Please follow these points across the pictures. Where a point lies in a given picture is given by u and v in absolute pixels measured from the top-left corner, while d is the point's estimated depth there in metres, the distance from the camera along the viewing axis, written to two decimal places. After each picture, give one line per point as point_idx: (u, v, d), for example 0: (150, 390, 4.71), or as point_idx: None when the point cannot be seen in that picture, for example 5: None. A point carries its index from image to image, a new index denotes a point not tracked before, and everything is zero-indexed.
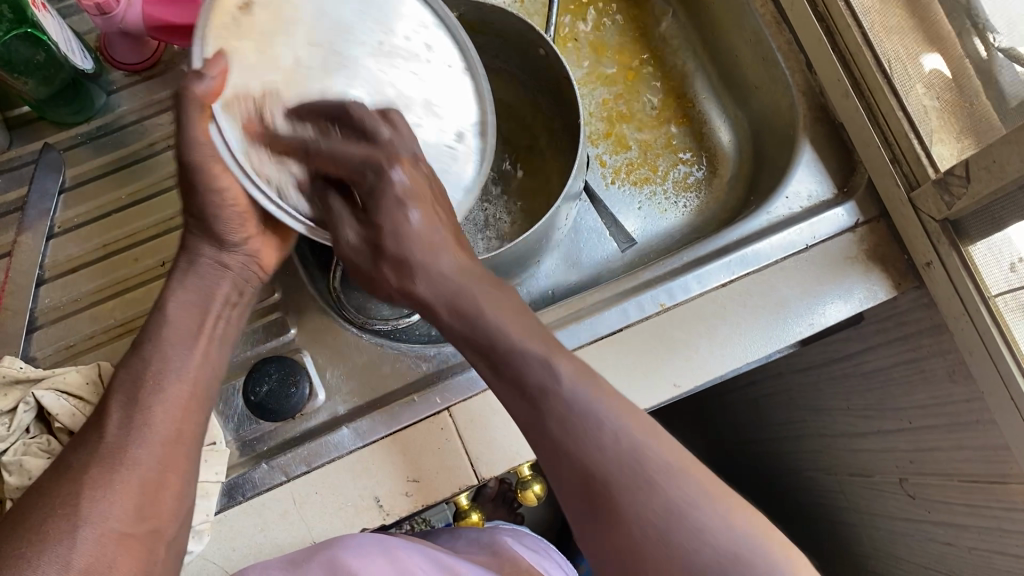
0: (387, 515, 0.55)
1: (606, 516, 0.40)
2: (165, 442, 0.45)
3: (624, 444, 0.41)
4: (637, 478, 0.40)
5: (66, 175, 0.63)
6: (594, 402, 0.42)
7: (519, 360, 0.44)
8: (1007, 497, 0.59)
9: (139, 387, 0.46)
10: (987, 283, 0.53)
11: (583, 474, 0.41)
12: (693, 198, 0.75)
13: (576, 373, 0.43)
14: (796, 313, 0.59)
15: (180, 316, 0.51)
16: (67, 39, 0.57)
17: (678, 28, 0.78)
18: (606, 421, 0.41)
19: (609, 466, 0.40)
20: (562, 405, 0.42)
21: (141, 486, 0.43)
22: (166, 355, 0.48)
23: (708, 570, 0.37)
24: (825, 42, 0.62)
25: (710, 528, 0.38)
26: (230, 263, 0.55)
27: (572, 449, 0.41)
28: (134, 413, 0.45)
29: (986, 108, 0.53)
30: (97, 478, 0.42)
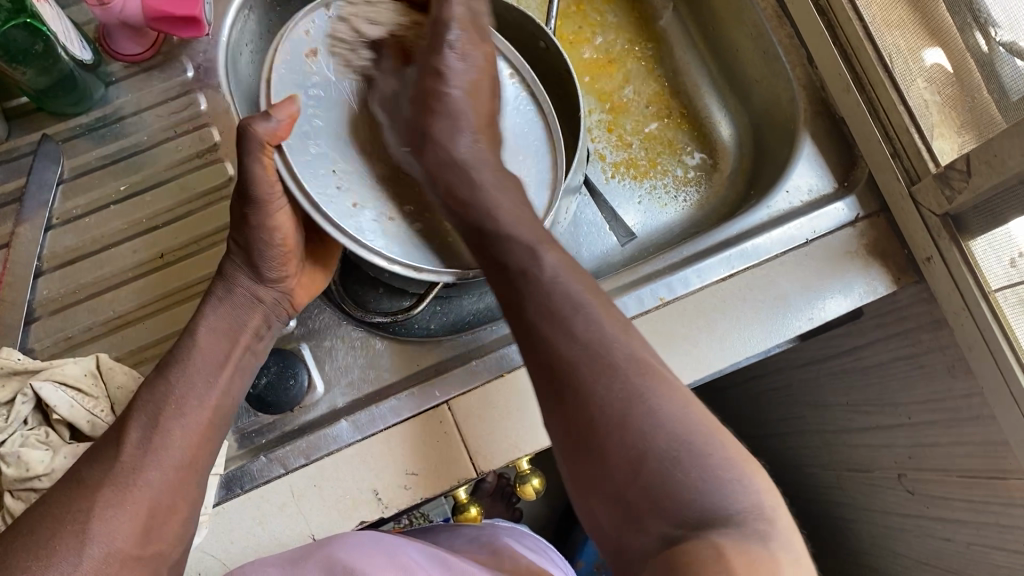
0: (386, 508, 0.55)
1: (600, 462, 0.36)
2: (179, 468, 0.46)
3: (624, 386, 0.37)
4: (636, 427, 0.35)
5: (64, 167, 0.63)
6: (586, 308, 0.39)
7: (540, 298, 0.40)
8: (1005, 492, 0.59)
9: (162, 409, 0.47)
10: (987, 278, 0.53)
11: (587, 419, 0.36)
12: (693, 192, 0.75)
13: (572, 285, 0.41)
14: (796, 307, 0.59)
15: (207, 345, 0.50)
16: (65, 31, 0.56)
17: (679, 21, 0.78)
18: (589, 327, 0.38)
19: (608, 408, 0.36)
20: (552, 318, 0.39)
21: (150, 510, 0.44)
22: (190, 377, 0.48)
23: (672, 473, 0.34)
24: (827, 35, 0.62)
25: (708, 483, 0.34)
26: (264, 298, 0.54)
27: (574, 386, 0.37)
28: (153, 437, 0.45)
29: (986, 102, 0.53)
30: (107, 500, 0.43)
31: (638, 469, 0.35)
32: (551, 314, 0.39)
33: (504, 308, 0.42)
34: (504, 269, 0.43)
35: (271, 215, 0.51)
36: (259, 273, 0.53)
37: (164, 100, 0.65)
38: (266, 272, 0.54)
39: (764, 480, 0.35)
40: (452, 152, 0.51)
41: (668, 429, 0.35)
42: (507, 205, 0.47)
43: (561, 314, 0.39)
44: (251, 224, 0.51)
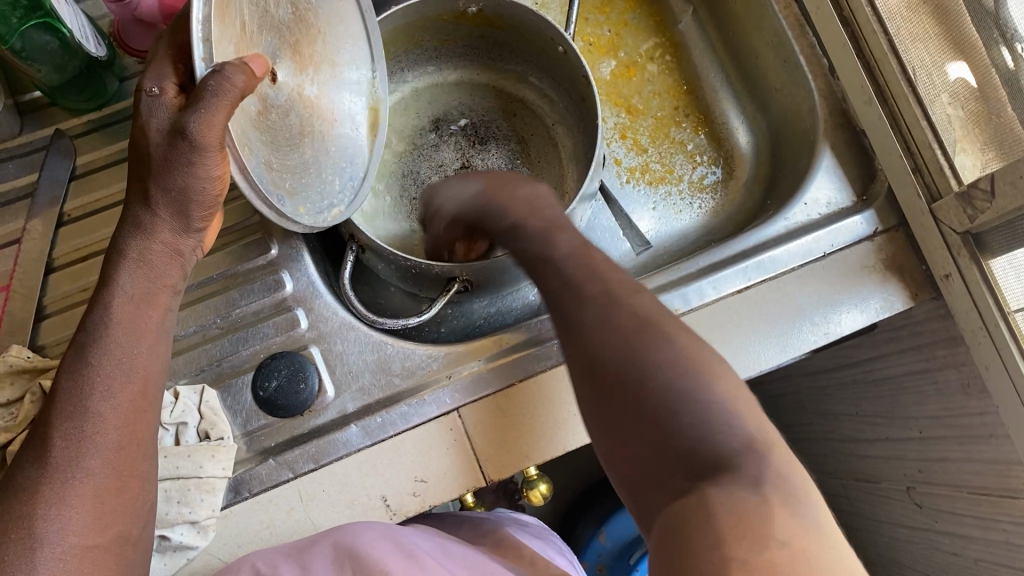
0: (394, 515, 0.55)
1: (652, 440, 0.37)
2: (120, 448, 0.42)
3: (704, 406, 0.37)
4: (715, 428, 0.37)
5: (77, 162, 0.63)
6: (678, 371, 0.35)
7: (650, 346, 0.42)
8: (1016, 512, 0.58)
9: (85, 391, 0.42)
10: (1007, 297, 0.52)
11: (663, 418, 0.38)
12: (708, 199, 0.74)
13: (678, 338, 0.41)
14: (812, 322, 0.58)
15: (123, 312, 0.44)
16: (81, 27, 0.56)
17: (699, 27, 0.77)
18: (702, 402, 0.34)
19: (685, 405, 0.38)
20: (662, 387, 0.34)
21: (98, 498, 0.41)
22: (121, 354, 0.44)
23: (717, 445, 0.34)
24: (850, 47, 0.61)
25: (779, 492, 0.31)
26: (185, 250, 0.48)
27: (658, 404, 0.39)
28: (80, 422, 0.41)
29: (1012, 120, 0.52)
30: (48, 497, 0.39)
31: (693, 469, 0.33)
32: (652, 384, 0.35)
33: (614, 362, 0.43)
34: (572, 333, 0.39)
35: (210, 167, 0.43)
36: (181, 223, 0.47)
37: None
38: (190, 221, 0.47)
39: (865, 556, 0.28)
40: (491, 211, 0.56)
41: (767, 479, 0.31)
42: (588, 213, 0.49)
43: (660, 385, 0.34)
44: (183, 167, 0.43)
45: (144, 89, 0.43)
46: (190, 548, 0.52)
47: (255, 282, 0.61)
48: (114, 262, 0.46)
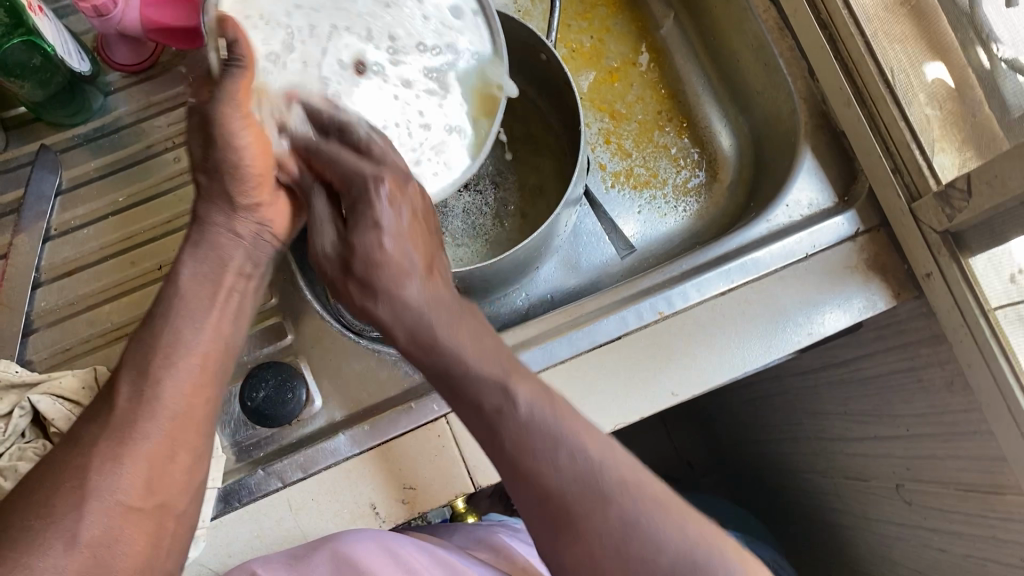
0: (384, 522, 0.55)
1: None
2: (175, 419, 0.43)
3: (613, 518, 0.39)
4: (598, 502, 0.39)
5: (63, 176, 0.63)
6: (681, 555, 0.38)
7: (512, 441, 0.42)
8: (1002, 507, 0.59)
9: (151, 358, 0.44)
10: (987, 295, 0.53)
11: (576, 529, 0.39)
12: (693, 202, 0.75)
13: (546, 416, 0.42)
14: (794, 322, 0.59)
15: (190, 290, 0.47)
16: (64, 43, 0.56)
17: (680, 30, 0.78)
18: (641, 543, 0.38)
19: (570, 485, 0.40)
20: (660, 566, 0.38)
21: (148, 463, 0.41)
22: (184, 330, 0.45)
23: None
24: (828, 49, 0.62)
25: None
26: (241, 232, 0.52)
27: (571, 527, 0.40)
28: (145, 388, 0.42)
29: (988, 119, 0.53)
30: (103, 454, 0.40)
31: None
32: (653, 566, 0.38)
33: (483, 440, 0.44)
34: (539, 500, 0.41)
35: (235, 131, 0.48)
36: (231, 203, 0.51)
37: (164, 111, 0.64)
38: (236, 202, 0.51)
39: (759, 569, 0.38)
40: (405, 303, 0.46)
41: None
42: (468, 341, 0.45)
43: (660, 567, 0.38)
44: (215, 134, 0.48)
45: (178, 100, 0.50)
46: None
47: None
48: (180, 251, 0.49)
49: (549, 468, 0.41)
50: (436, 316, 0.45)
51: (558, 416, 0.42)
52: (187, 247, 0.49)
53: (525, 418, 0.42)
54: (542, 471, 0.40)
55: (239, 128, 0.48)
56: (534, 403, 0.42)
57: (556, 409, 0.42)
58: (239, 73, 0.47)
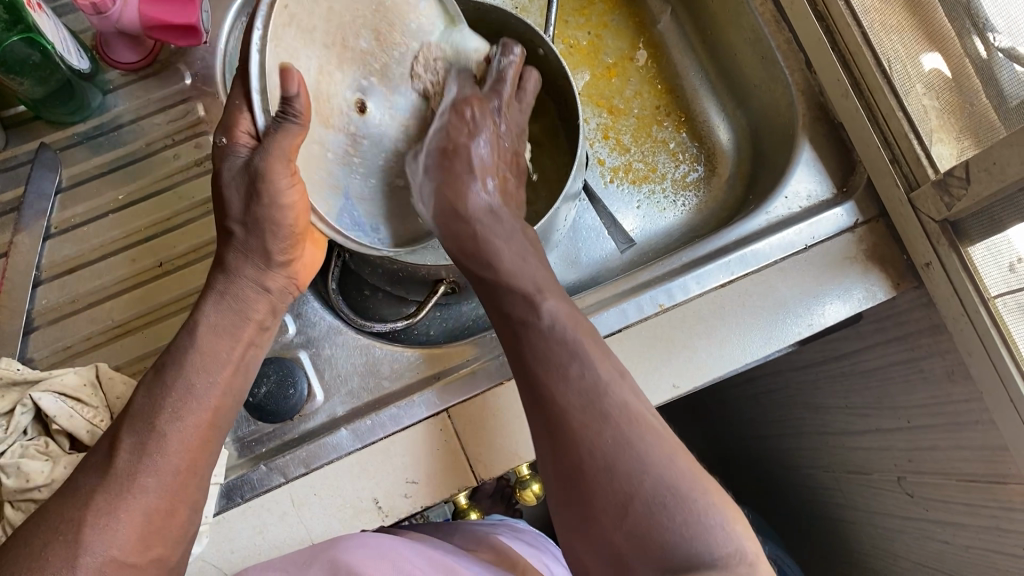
0: (386, 517, 0.55)
1: (585, 485, 0.42)
2: (176, 472, 0.45)
3: (610, 430, 0.43)
4: (596, 413, 0.43)
5: (63, 174, 0.63)
6: (665, 476, 0.41)
7: (537, 348, 0.47)
8: (1004, 497, 0.59)
9: (156, 411, 0.45)
10: (986, 283, 0.53)
11: (569, 427, 0.43)
12: (692, 196, 0.75)
13: (569, 332, 0.47)
14: (794, 314, 0.59)
15: (210, 342, 0.49)
16: (63, 40, 0.56)
17: (676, 26, 0.78)
18: (622, 445, 0.42)
19: (574, 396, 0.44)
20: (646, 491, 0.40)
21: (147, 515, 0.43)
22: (193, 382, 0.47)
23: (657, 513, 0.40)
24: (825, 41, 0.62)
25: (693, 502, 0.40)
26: (271, 286, 0.53)
27: (568, 432, 0.43)
28: (147, 442, 0.44)
29: (986, 107, 0.52)
30: (101, 508, 0.41)
31: (626, 513, 0.40)
32: (638, 488, 0.41)
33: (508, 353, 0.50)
34: (544, 407, 0.45)
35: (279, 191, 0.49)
36: (262, 260, 0.52)
37: (163, 108, 0.64)
38: (270, 258, 0.52)
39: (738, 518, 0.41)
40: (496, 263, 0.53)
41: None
42: (512, 252, 0.54)
43: (645, 489, 0.40)
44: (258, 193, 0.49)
45: (216, 141, 0.49)
46: None
47: None
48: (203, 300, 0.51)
49: (557, 379, 0.45)
50: (494, 232, 0.56)
51: (578, 334, 0.47)
52: (214, 296, 0.50)
53: (556, 334, 0.47)
54: (555, 381, 0.45)
55: (284, 185, 0.49)
56: (562, 323, 0.48)
57: (578, 330, 0.47)
58: (295, 129, 0.46)
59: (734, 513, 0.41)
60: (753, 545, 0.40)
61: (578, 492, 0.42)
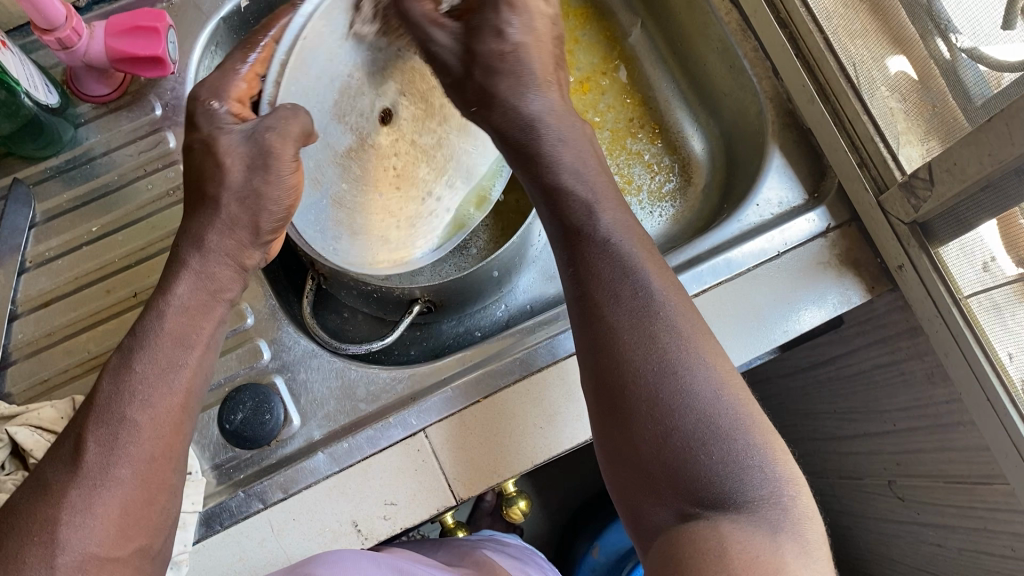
0: (366, 539, 0.55)
1: (625, 413, 0.40)
2: (152, 461, 0.40)
3: (656, 359, 0.39)
4: (642, 332, 0.40)
5: (36, 209, 0.63)
6: (713, 418, 0.38)
7: (588, 264, 0.43)
8: (988, 497, 0.59)
9: (125, 400, 0.40)
10: (959, 284, 0.53)
11: (605, 346, 0.41)
12: (668, 207, 0.75)
13: (623, 249, 0.43)
14: (771, 321, 0.59)
15: (175, 322, 0.42)
16: (29, 76, 0.57)
17: (648, 38, 0.78)
18: (670, 368, 0.39)
19: (623, 317, 0.41)
20: (686, 423, 0.38)
21: (123, 509, 0.38)
22: (163, 362, 0.41)
23: (695, 452, 0.37)
24: (790, 48, 0.62)
25: (737, 441, 0.37)
26: (248, 264, 0.47)
27: (611, 351, 0.41)
28: (118, 432, 0.39)
29: (950, 108, 0.51)
30: (75, 504, 0.37)
31: (664, 444, 0.38)
32: (677, 421, 0.38)
33: (562, 265, 0.45)
34: (586, 322, 0.42)
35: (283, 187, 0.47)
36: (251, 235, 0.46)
37: (135, 139, 0.65)
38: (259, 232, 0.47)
39: (787, 463, 0.38)
40: (607, 253, 0.43)
41: (781, 532, 0.34)
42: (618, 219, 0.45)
43: (687, 421, 0.38)
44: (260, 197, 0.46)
45: (203, 102, 0.47)
46: None
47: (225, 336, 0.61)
48: (172, 274, 0.44)
49: (608, 297, 0.42)
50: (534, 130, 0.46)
51: (636, 253, 0.43)
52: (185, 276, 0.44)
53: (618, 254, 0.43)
54: (602, 300, 0.42)
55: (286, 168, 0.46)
56: (620, 238, 0.44)
57: (639, 248, 0.44)
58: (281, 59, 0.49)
59: (780, 457, 0.38)
60: (791, 490, 0.37)
61: (616, 414, 0.40)
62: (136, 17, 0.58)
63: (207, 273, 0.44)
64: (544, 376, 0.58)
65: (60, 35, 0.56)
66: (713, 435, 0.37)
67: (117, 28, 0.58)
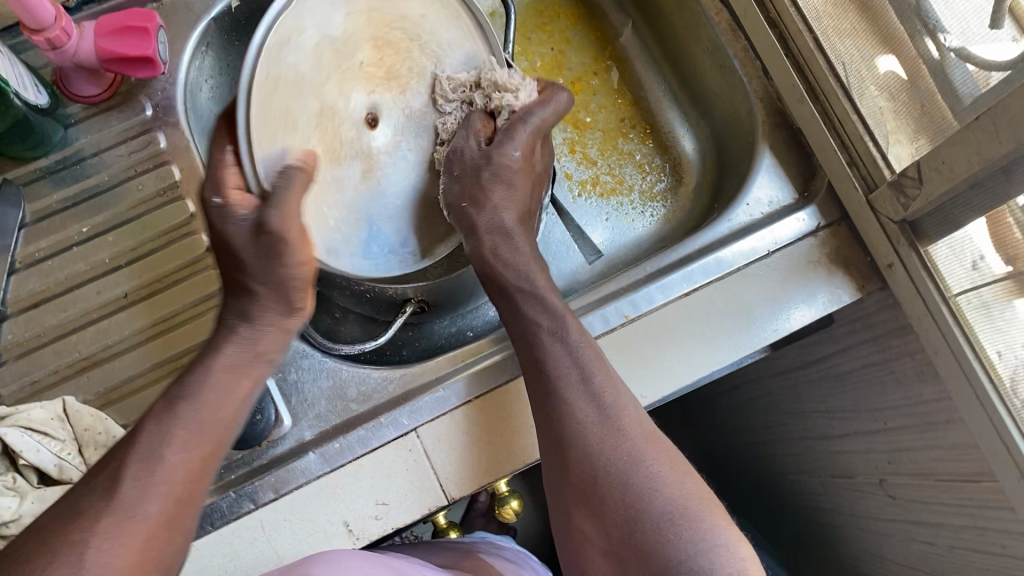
0: (358, 539, 0.55)
1: (600, 504, 0.48)
2: (175, 496, 0.40)
3: (621, 454, 0.49)
4: (609, 432, 0.50)
5: (26, 209, 0.63)
6: (672, 500, 0.47)
7: (562, 382, 0.52)
8: (978, 494, 0.59)
9: (162, 443, 0.42)
10: (949, 282, 0.53)
11: (578, 450, 0.50)
12: (659, 207, 0.75)
13: (588, 362, 0.53)
14: (762, 321, 0.59)
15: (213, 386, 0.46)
16: (18, 75, 0.56)
17: (638, 38, 0.78)
18: (633, 460, 0.49)
19: (592, 423, 0.50)
20: (652, 508, 0.47)
21: (147, 538, 0.38)
22: (205, 412, 0.44)
23: (663, 531, 0.46)
24: (779, 47, 0.62)
25: (693, 520, 0.47)
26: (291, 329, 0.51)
27: (585, 457, 0.50)
28: (151, 468, 0.40)
29: (939, 106, 0.51)
30: (102, 524, 0.37)
31: (634, 529, 0.47)
32: (644, 508, 0.47)
33: (534, 386, 0.54)
34: (560, 425, 0.51)
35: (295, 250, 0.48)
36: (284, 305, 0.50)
37: (126, 139, 0.65)
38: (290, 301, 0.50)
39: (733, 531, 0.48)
40: (571, 358, 0.53)
41: None
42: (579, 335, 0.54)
43: (652, 507, 0.47)
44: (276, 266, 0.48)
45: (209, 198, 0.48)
46: None
47: None
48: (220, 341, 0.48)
49: (580, 404, 0.51)
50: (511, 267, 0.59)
51: (596, 369, 0.52)
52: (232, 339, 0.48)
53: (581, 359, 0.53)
54: (573, 410, 0.51)
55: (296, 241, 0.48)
56: (582, 349, 0.53)
57: (598, 363, 0.53)
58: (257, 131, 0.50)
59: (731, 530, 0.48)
60: (739, 552, 0.47)
61: (593, 509, 0.49)
62: (125, 17, 0.58)
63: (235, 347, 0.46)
64: None
65: (49, 34, 0.56)
66: (674, 513, 0.47)
67: (107, 28, 0.58)
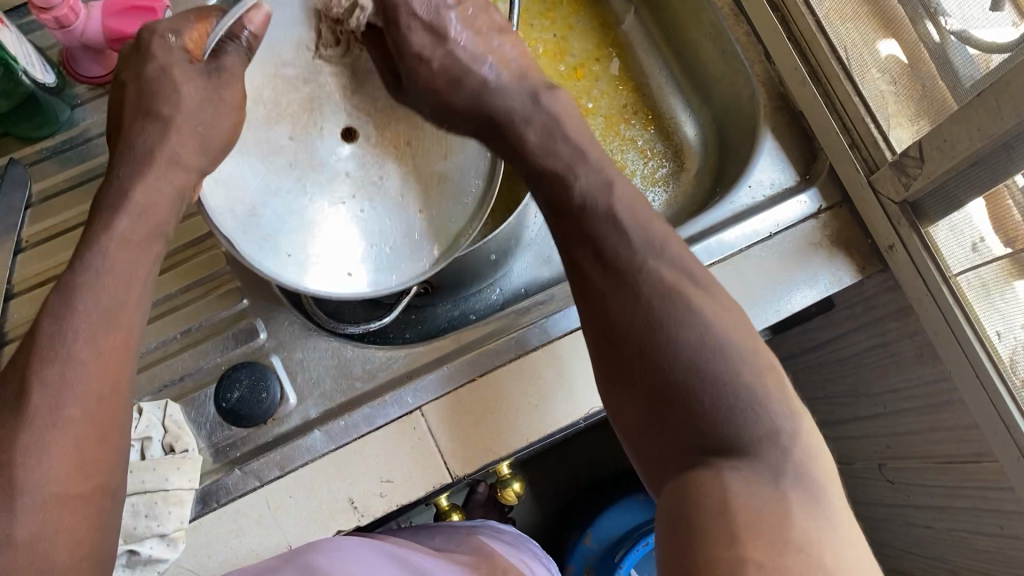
0: (362, 516, 0.55)
1: (626, 364, 0.39)
2: (96, 403, 0.37)
3: (640, 305, 0.39)
4: (624, 282, 0.40)
5: (33, 189, 0.63)
6: (702, 356, 0.37)
7: (582, 228, 0.42)
8: (977, 475, 0.59)
9: (69, 344, 0.37)
10: (949, 263, 0.54)
11: (599, 304, 0.41)
12: (661, 191, 0.76)
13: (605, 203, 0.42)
14: (764, 302, 0.59)
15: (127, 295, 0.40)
16: (26, 54, 0.57)
17: (641, 26, 0.79)
18: (658, 311, 0.39)
19: (607, 271, 0.41)
20: (675, 367, 0.37)
21: (78, 459, 0.36)
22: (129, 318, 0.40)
23: (692, 395, 0.37)
24: (781, 31, 0.63)
25: (731, 377, 0.37)
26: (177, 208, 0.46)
27: (602, 308, 0.40)
28: (56, 370, 0.36)
29: (940, 88, 0.52)
30: (32, 453, 0.35)
31: (660, 391, 0.37)
32: (668, 368, 0.37)
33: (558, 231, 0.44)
34: (582, 289, 0.42)
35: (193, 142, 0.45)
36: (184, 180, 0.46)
37: None
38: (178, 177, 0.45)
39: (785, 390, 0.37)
40: (586, 191, 0.43)
41: (785, 478, 0.34)
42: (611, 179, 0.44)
43: (676, 365, 0.37)
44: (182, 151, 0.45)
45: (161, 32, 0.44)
46: (160, 561, 0.53)
47: (226, 333, 0.61)
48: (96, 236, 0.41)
49: (592, 255, 0.41)
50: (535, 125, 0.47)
51: (615, 208, 0.42)
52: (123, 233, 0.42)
53: (606, 191, 0.43)
54: (589, 260, 0.42)
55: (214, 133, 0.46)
56: (598, 194, 0.43)
57: (619, 201, 0.42)
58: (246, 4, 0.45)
59: (780, 388, 0.37)
60: (791, 418, 0.36)
61: (619, 371, 0.40)
62: None
63: (151, 198, 0.43)
64: (540, 355, 0.58)
65: (57, 13, 0.56)
66: (706, 379, 0.37)
67: (114, 8, 0.58)
